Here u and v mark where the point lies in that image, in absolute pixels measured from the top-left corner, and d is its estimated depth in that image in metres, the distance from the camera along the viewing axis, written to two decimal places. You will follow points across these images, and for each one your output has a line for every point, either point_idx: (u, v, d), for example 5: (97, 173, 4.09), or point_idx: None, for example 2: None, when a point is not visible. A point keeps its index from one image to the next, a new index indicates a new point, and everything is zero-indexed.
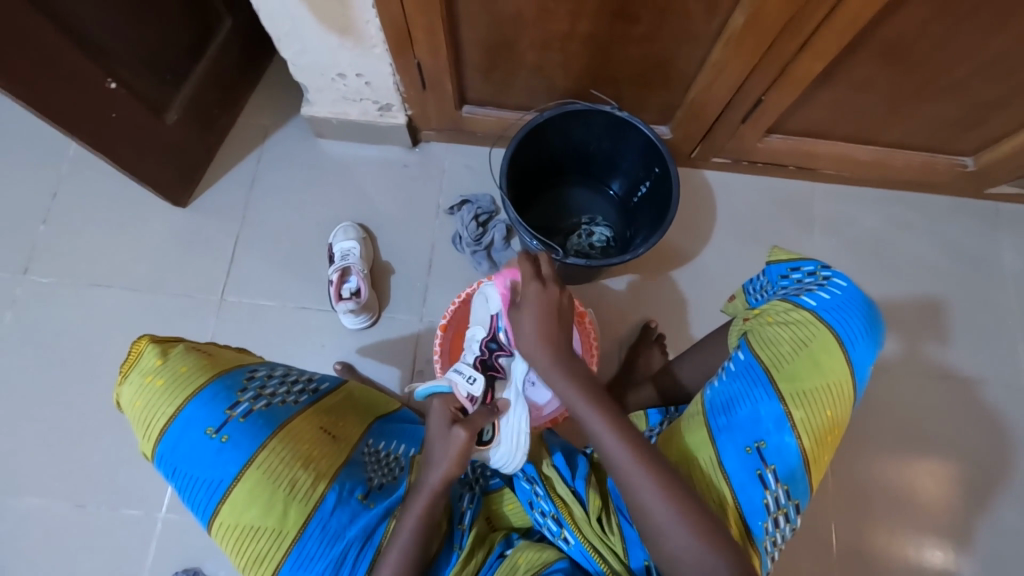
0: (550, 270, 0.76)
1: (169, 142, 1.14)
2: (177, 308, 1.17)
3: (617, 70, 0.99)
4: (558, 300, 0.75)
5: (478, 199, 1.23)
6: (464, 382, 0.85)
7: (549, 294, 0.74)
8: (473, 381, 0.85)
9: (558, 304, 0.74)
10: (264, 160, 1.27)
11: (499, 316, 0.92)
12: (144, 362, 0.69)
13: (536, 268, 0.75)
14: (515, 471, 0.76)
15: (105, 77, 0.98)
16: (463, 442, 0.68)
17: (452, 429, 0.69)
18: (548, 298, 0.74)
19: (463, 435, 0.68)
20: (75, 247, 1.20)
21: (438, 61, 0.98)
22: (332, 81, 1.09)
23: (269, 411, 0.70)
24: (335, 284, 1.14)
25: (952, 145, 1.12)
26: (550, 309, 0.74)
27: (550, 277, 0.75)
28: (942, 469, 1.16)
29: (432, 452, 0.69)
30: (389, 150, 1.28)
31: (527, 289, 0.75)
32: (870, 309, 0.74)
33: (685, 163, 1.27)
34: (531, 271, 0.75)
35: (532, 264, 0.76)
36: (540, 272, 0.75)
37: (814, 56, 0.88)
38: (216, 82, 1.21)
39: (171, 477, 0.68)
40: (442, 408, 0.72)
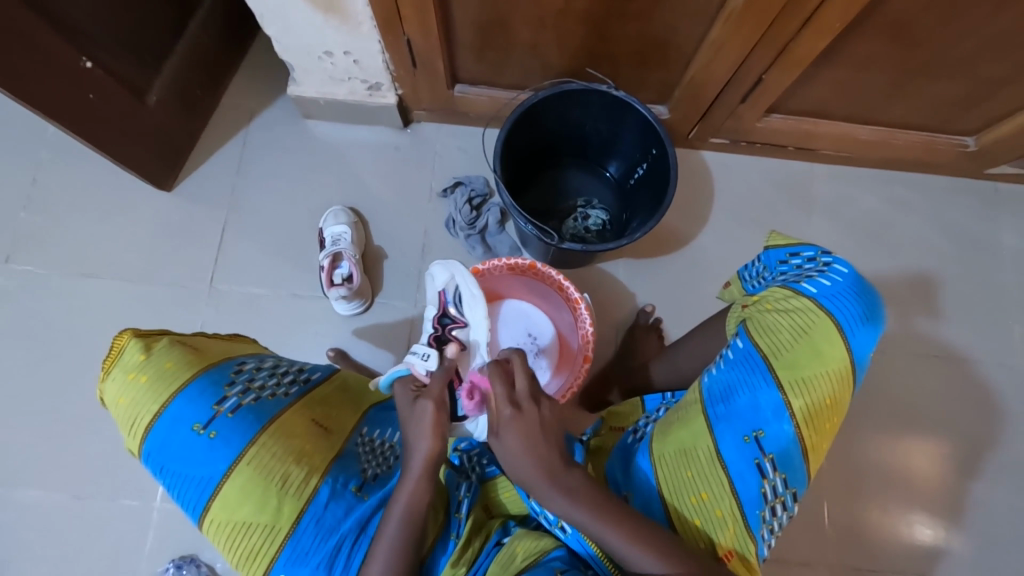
0: (525, 388, 0.68)
1: (151, 124, 1.10)
2: (166, 296, 1.15)
3: (614, 48, 0.96)
4: (540, 417, 0.66)
5: (471, 181, 1.20)
6: (420, 360, 0.79)
7: (527, 416, 0.66)
8: (428, 358, 0.80)
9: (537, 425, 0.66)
10: (251, 142, 1.23)
11: (445, 291, 0.94)
12: (127, 358, 0.67)
13: (509, 388, 0.67)
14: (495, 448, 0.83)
15: (80, 56, 0.93)
16: (431, 413, 0.68)
17: (417, 403, 0.69)
18: (527, 418, 0.66)
19: (429, 407, 0.68)
20: (59, 233, 1.17)
21: (428, 39, 0.94)
22: (318, 59, 1.05)
23: (259, 406, 0.69)
24: (326, 270, 1.11)
25: (953, 125, 1.10)
26: (534, 428, 0.65)
27: (526, 397, 0.67)
28: (935, 450, 1.17)
29: (426, 443, 0.68)
30: (379, 131, 1.25)
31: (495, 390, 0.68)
32: (871, 296, 0.73)
33: (682, 144, 1.25)
34: (504, 392, 0.67)
35: (505, 382, 0.68)
36: (513, 390, 0.68)
37: (817, 33, 0.86)
38: (198, 61, 1.16)
39: (161, 474, 0.67)
40: (402, 389, 0.73)
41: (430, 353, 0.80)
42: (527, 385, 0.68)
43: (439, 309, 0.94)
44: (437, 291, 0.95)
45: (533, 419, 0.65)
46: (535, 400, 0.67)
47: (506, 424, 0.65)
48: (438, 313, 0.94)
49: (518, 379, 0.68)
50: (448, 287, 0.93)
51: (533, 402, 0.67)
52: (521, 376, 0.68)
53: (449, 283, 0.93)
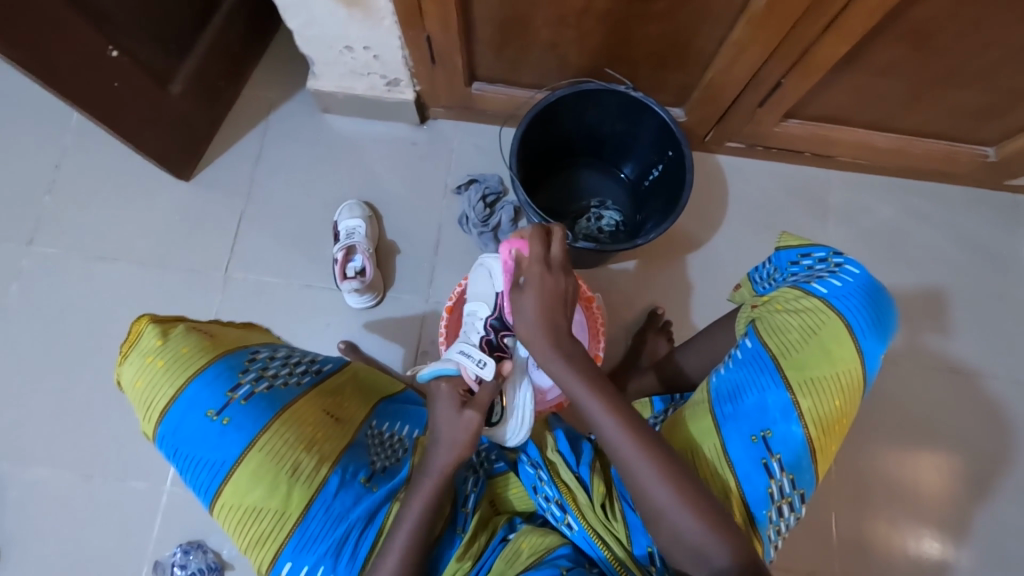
0: (559, 255, 0.71)
1: (174, 113, 1.12)
2: (181, 283, 1.16)
3: (633, 48, 0.96)
4: (563, 287, 0.70)
5: (485, 178, 1.21)
6: (473, 364, 0.76)
7: (555, 284, 0.70)
8: (484, 364, 0.76)
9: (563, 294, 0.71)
10: (269, 133, 1.24)
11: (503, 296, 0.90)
12: (145, 343, 0.68)
13: (546, 250, 0.70)
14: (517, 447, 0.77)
15: (108, 45, 0.95)
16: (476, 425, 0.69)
17: (464, 412, 0.69)
18: (552, 284, 0.70)
19: (474, 418, 0.69)
20: (79, 218, 1.19)
21: (449, 36, 0.95)
22: (339, 54, 1.06)
23: (272, 393, 0.70)
24: (340, 263, 1.12)
25: (975, 135, 1.09)
26: (553, 297, 0.70)
27: (558, 264, 0.71)
28: (946, 463, 1.15)
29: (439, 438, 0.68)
30: (397, 127, 1.25)
31: (529, 269, 0.70)
32: (882, 297, 0.72)
33: (698, 147, 1.25)
34: (540, 254, 0.69)
35: (542, 245, 0.70)
36: (547, 255, 0.70)
37: (839, 38, 0.85)
38: (221, 52, 1.18)
39: (174, 458, 0.68)
40: (446, 388, 0.72)
41: (485, 360, 0.76)
42: (562, 253, 0.71)
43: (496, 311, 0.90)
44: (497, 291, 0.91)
45: (556, 289, 0.70)
46: (562, 271, 0.71)
47: (535, 283, 0.69)
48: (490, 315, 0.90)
49: (554, 245, 0.71)
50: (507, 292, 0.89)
51: (559, 272, 0.71)
52: None
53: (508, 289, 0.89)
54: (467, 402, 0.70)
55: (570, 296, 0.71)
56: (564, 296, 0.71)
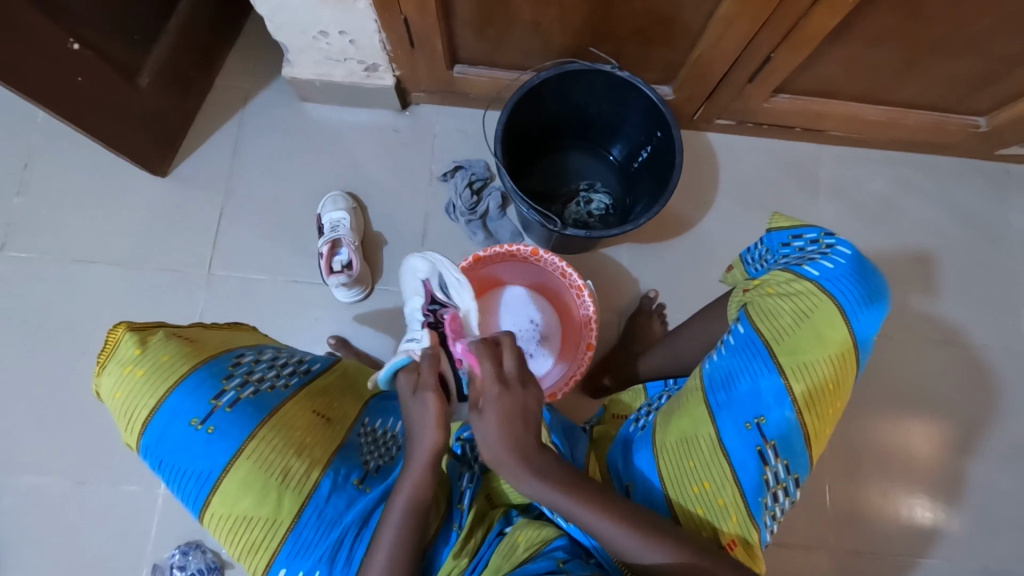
0: (515, 369, 0.66)
1: (144, 107, 1.08)
2: (163, 282, 1.14)
3: (617, 25, 0.93)
4: (523, 403, 0.65)
5: (471, 164, 1.18)
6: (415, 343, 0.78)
7: (513, 396, 0.64)
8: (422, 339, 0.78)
9: (523, 410, 0.65)
10: (246, 125, 1.20)
11: (428, 279, 0.90)
12: (123, 352, 0.66)
13: (496, 367, 0.66)
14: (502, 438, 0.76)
15: (67, 37, 0.91)
16: (433, 403, 0.66)
17: (418, 396, 0.67)
18: (511, 399, 0.65)
19: (432, 399, 0.66)
20: (54, 219, 1.15)
21: (425, 18, 0.91)
22: (313, 39, 1.02)
23: (258, 399, 0.68)
24: (326, 257, 1.09)
25: (966, 105, 1.07)
26: (512, 414, 0.64)
27: (515, 378, 0.66)
28: (938, 433, 1.16)
29: (422, 431, 0.66)
30: (378, 114, 1.22)
31: (485, 390, 0.65)
32: (874, 278, 0.71)
33: (687, 125, 1.22)
34: (492, 371, 0.65)
35: (493, 362, 0.66)
36: (501, 371, 0.66)
37: (829, 9, 0.82)
38: (189, 41, 1.13)
39: (160, 469, 0.66)
40: (404, 376, 0.70)
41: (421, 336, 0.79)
42: (517, 365, 0.66)
43: (426, 297, 0.90)
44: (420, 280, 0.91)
45: (514, 402, 0.64)
46: (522, 384, 0.66)
47: (490, 399, 0.64)
48: (424, 302, 0.89)
49: (507, 360, 0.66)
50: (429, 275, 0.90)
51: (520, 386, 0.66)
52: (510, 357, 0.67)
53: (431, 273, 0.90)
54: (416, 388, 0.68)
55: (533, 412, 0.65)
56: (523, 412, 0.64)
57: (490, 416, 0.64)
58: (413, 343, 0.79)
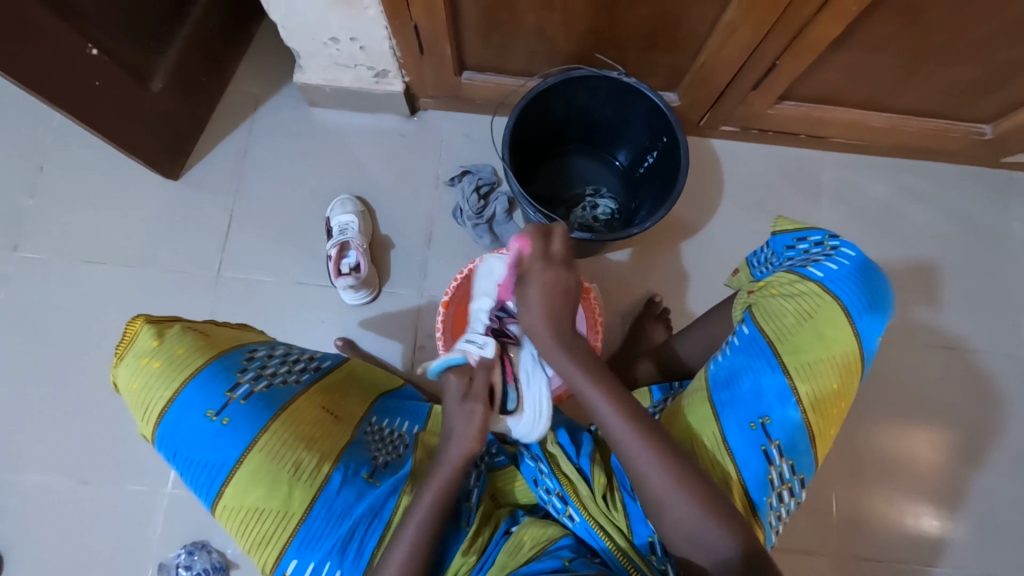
0: (561, 250, 0.76)
1: (157, 111, 1.10)
2: (172, 283, 1.15)
3: (623, 31, 0.94)
4: (565, 281, 0.75)
5: (478, 169, 1.19)
6: (476, 347, 0.80)
7: (557, 275, 0.74)
8: (485, 346, 0.80)
9: (565, 289, 0.75)
10: (256, 129, 1.22)
11: None
12: (140, 344, 0.67)
13: (544, 246, 0.75)
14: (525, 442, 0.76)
15: (85, 42, 0.93)
16: (480, 414, 0.69)
17: (467, 404, 0.70)
18: (554, 277, 0.75)
19: (481, 410, 0.69)
20: (66, 220, 1.17)
21: (434, 24, 0.93)
22: (324, 45, 1.04)
23: (270, 393, 0.69)
24: (334, 260, 1.11)
25: (969, 112, 1.08)
26: (555, 291, 0.74)
27: (560, 258, 0.76)
28: (944, 440, 1.16)
29: (461, 438, 0.68)
30: (386, 119, 1.24)
31: (531, 265, 0.76)
32: (878, 280, 0.72)
33: (692, 132, 1.23)
34: (540, 250, 0.75)
35: (542, 242, 0.76)
36: (548, 251, 0.76)
37: (833, 16, 0.83)
38: (202, 47, 1.15)
39: (173, 460, 0.67)
40: (456, 380, 0.71)
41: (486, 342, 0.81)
42: (563, 248, 0.76)
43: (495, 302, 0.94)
44: (496, 283, 0.93)
45: (555, 282, 0.74)
46: (565, 266, 0.76)
47: (535, 276, 0.75)
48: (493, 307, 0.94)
49: (554, 242, 0.76)
50: None
51: (563, 266, 0.76)
52: (541, 295, 0.74)
53: None
54: (466, 396, 0.70)
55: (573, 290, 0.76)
56: (563, 289, 0.74)
57: (534, 289, 0.75)
58: (473, 347, 0.80)
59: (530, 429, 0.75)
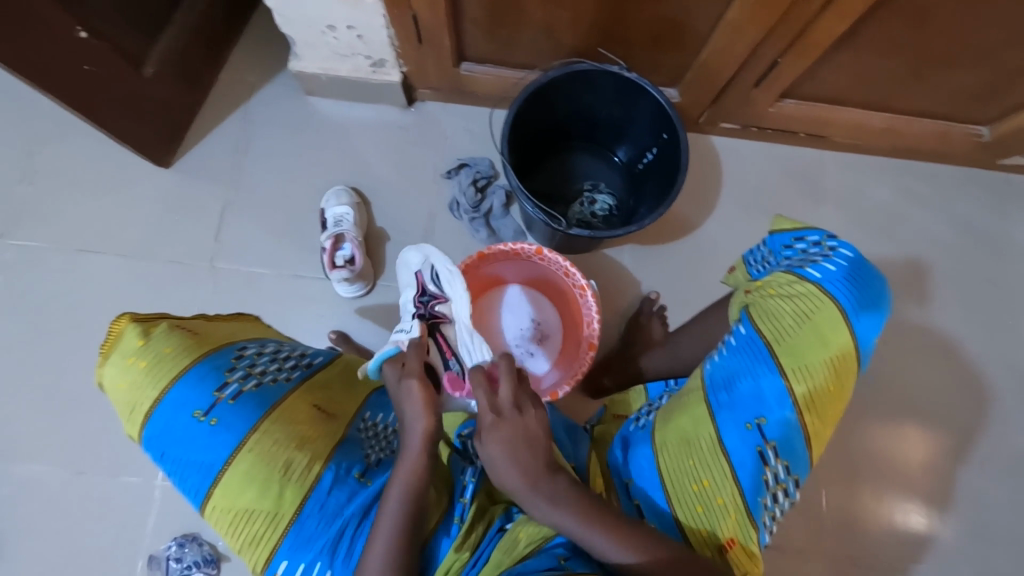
0: (508, 396, 0.65)
1: (150, 97, 1.07)
2: (164, 273, 1.13)
3: (626, 26, 0.93)
4: (524, 427, 0.64)
5: (476, 162, 1.18)
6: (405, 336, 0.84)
7: (513, 424, 0.63)
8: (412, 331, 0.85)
9: (526, 432, 0.64)
10: (251, 118, 1.20)
11: (422, 272, 0.93)
12: (126, 344, 0.66)
13: (490, 396, 0.65)
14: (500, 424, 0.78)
15: (76, 25, 0.91)
16: (417, 390, 0.68)
17: (402, 383, 0.69)
18: (509, 427, 0.63)
19: (415, 383, 0.68)
20: (55, 207, 1.15)
21: (435, 14, 0.92)
22: (321, 33, 1.02)
23: (260, 391, 0.68)
24: (329, 252, 1.10)
25: (970, 114, 1.08)
26: (514, 441, 0.63)
27: (509, 405, 0.64)
28: (934, 440, 1.17)
29: (413, 418, 0.67)
30: (383, 110, 1.22)
31: (481, 419, 0.65)
32: (875, 282, 0.72)
33: (692, 128, 1.22)
34: (485, 402, 0.64)
35: (487, 391, 0.65)
36: (496, 402, 0.65)
37: (838, 15, 0.83)
38: (196, 32, 1.12)
39: (162, 461, 0.66)
40: (389, 368, 0.72)
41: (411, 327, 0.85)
42: (511, 392, 0.65)
43: (419, 289, 0.92)
44: (413, 273, 0.95)
45: (512, 433, 0.63)
46: (519, 410, 0.64)
47: (486, 433, 0.63)
48: (416, 294, 0.92)
49: (502, 387, 0.65)
50: (424, 268, 0.93)
51: (517, 411, 0.64)
52: (497, 446, 0.63)
53: (425, 264, 0.93)
54: (401, 376, 0.70)
55: (538, 431, 0.64)
56: (525, 435, 0.63)
57: (492, 444, 0.63)
58: (404, 335, 0.85)
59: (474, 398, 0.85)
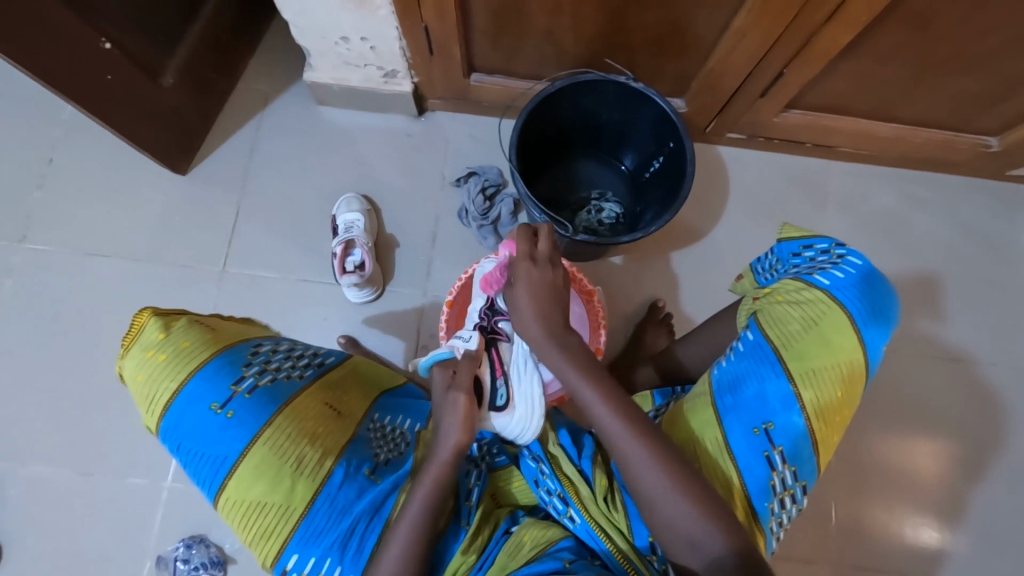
0: (545, 250, 0.74)
1: (168, 106, 1.10)
2: (178, 277, 1.15)
3: (632, 37, 0.95)
4: (552, 280, 0.74)
5: (485, 170, 1.20)
6: (462, 341, 0.82)
7: (547, 274, 0.73)
8: (470, 338, 0.83)
9: (553, 286, 0.74)
10: (265, 126, 1.23)
11: (493, 283, 0.91)
12: (146, 336, 0.68)
13: (530, 244, 0.74)
14: (524, 443, 0.76)
15: (99, 36, 0.94)
16: (463, 403, 0.69)
17: (449, 394, 0.70)
18: (541, 276, 0.73)
19: (461, 398, 0.69)
20: (74, 213, 1.18)
21: (445, 25, 0.94)
22: (334, 44, 1.05)
23: (274, 387, 0.70)
24: (339, 257, 1.11)
25: (976, 124, 1.08)
26: (543, 290, 0.73)
27: (544, 257, 0.74)
28: (945, 451, 1.16)
29: (448, 429, 0.68)
30: (394, 119, 1.24)
31: (517, 267, 0.74)
32: (883, 291, 0.72)
33: (698, 138, 1.24)
34: (525, 253, 0.74)
35: (528, 243, 0.74)
36: (533, 252, 0.74)
37: (840, 25, 0.84)
38: (214, 43, 1.16)
39: (177, 452, 0.68)
40: (440, 373, 0.74)
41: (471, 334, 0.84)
42: (548, 248, 0.74)
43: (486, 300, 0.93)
44: (483, 279, 0.96)
45: (543, 281, 0.73)
46: (551, 264, 0.74)
47: (522, 277, 0.73)
48: (484, 305, 0.92)
49: (541, 242, 0.75)
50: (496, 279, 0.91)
51: (549, 266, 0.74)
52: (525, 294, 0.73)
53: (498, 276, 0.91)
54: (450, 386, 0.71)
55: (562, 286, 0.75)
56: (551, 287, 0.73)
57: (523, 288, 0.73)
58: (460, 342, 0.83)
59: (521, 428, 0.75)
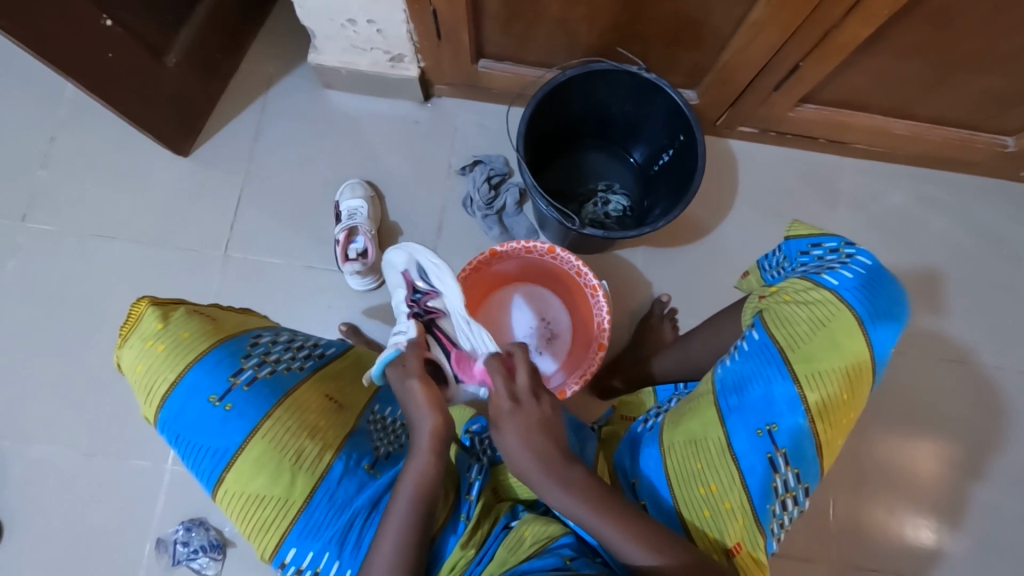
0: (526, 384, 0.69)
1: (170, 86, 1.09)
2: (180, 261, 1.15)
3: (645, 26, 0.92)
4: (539, 415, 0.67)
5: (490, 159, 1.18)
6: (402, 337, 0.78)
7: (536, 413, 0.67)
8: (407, 330, 0.79)
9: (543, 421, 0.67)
10: (269, 109, 1.21)
11: (408, 272, 0.88)
12: (145, 327, 0.67)
13: (509, 383, 0.68)
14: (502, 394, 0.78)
15: (100, 14, 0.92)
16: (419, 390, 0.68)
17: (405, 385, 0.69)
18: (524, 416, 0.66)
19: (416, 386, 0.68)
20: (75, 193, 1.16)
21: (454, 10, 0.91)
22: (341, 27, 1.03)
23: (274, 378, 0.69)
24: (342, 245, 1.10)
25: (994, 123, 1.06)
26: (532, 430, 0.66)
27: (526, 393, 0.68)
28: (947, 453, 1.15)
29: (418, 416, 0.67)
30: (400, 105, 1.22)
31: (497, 406, 0.68)
32: (892, 291, 0.71)
33: (709, 131, 1.21)
34: (504, 387, 0.68)
35: (506, 377, 0.69)
36: (514, 389, 0.68)
37: (861, 19, 0.81)
38: (219, 23, 1.14)
39: (176, 444, 0.67)
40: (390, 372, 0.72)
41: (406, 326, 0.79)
42: (529, 380, 0.69)
43: (407, 289, 0.87)
44: (401, 273, 0.89)
45: (530, 420, 0.66)
46: (535, 397, 0.68)
47: (505, 419, 0.66)
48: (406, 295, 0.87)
49: (520, 376, 0.69)
50: (409, 267, 0.88)
51: (531, 400, 0.68)
52: (511, 437, 0.66)
53: (409, 262, 0.88)
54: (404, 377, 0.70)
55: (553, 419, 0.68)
56: (541, 424, 0.66)
57: (509, 433, 0.66)
58: (400, 336, 0.79)
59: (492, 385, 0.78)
